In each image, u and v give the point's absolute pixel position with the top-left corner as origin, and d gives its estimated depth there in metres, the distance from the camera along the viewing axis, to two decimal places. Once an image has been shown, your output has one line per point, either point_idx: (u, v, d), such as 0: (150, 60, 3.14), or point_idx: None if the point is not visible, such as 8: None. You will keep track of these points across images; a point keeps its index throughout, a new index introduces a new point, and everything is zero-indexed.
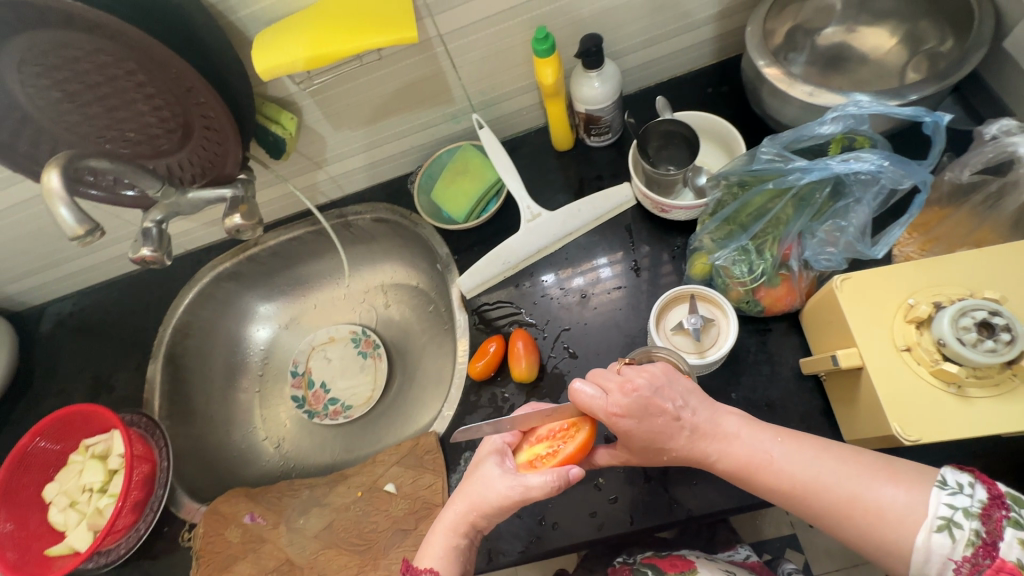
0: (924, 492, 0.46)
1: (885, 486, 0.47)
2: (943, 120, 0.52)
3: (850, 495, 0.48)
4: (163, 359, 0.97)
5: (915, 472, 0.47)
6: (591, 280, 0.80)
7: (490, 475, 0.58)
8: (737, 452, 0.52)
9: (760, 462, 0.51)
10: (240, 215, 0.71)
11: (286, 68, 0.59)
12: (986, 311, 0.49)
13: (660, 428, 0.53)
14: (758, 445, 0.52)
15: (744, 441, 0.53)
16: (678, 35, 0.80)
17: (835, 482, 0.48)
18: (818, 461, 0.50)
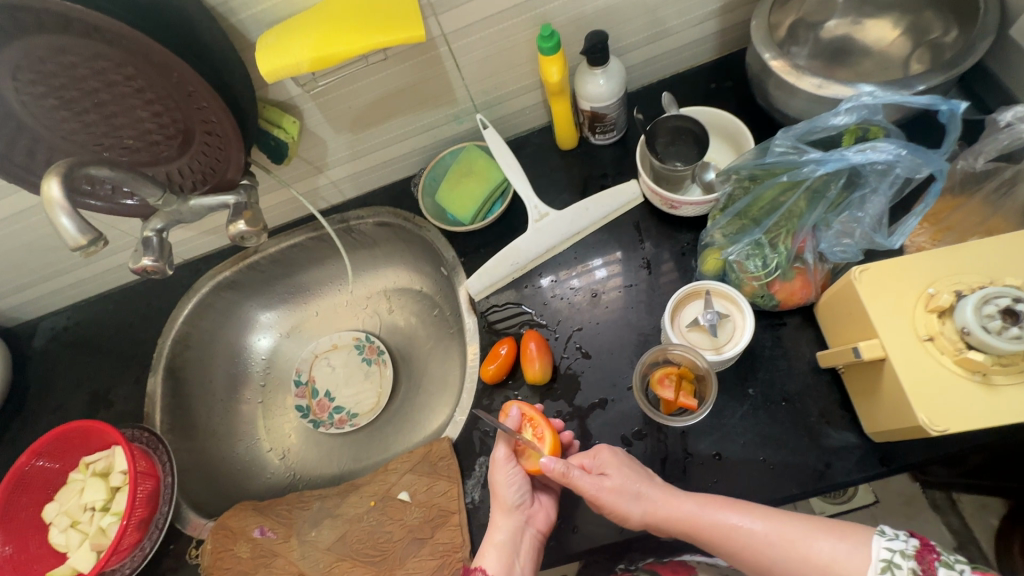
0: (864, 541, 0.51)
1: (821, 541, 0.53)
2: (960, 108, 0.51)
3: (789, 545, 0.54)
4: (163, 372, 0.95)
5: (852, 527, 0.53)
6: (586, 281, 0.79)
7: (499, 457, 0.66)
8: (685, 506, 0.58)
9: (706, 518, 0.57)
10: (245, 221, 0.68)
11: (292, 70, 0.58)
12: (1010, 298, 0.48)
13: (635, 469, 0.61)
14: (698, 505, 0.58)
15: (695, 501, 0.58)
16: (681, 31, 0.80)
17: (780, 537, 0.54)
18: (762, 521, 0.55)
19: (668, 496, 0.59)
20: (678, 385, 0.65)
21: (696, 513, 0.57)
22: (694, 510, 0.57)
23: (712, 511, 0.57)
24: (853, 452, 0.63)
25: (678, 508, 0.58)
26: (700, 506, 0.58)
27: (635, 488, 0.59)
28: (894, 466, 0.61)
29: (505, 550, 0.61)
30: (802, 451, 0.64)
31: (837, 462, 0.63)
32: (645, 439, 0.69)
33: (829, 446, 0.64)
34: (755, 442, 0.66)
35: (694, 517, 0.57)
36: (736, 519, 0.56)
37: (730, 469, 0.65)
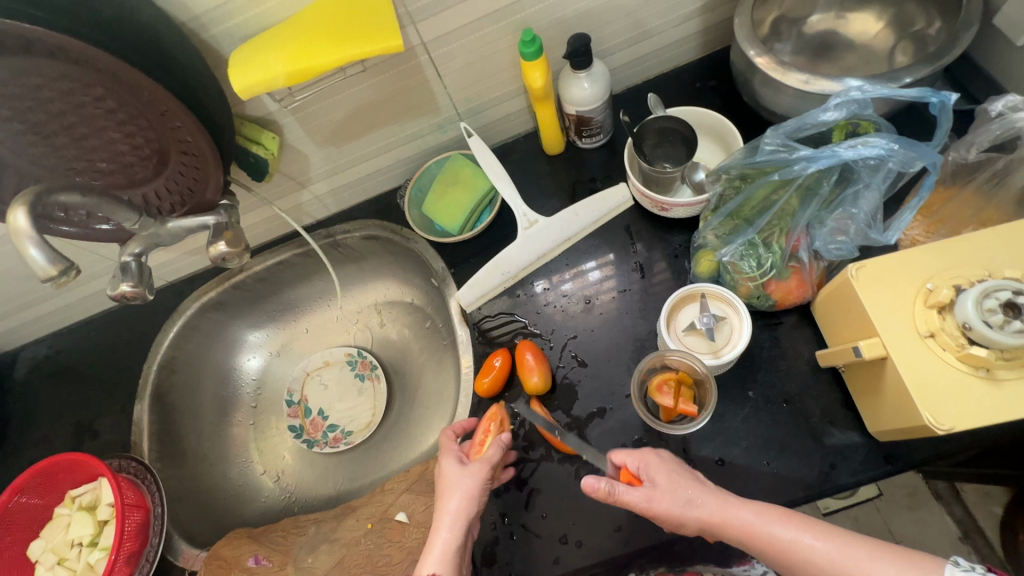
0: (937, 567, 0.47)
1: (882, 564, 0.48)
2: (950, 99, 0.50)
3: (852, 568, 0.49)
4: (150, 398, 0.92)
5: (921, 556, 0.48)
6: (580, 284, 0.78)
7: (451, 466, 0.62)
8: (740, 514, 0.54)
9: (763, 530, 0.53)
10: (225, 242, 0.66)
11: (266, 85, 0.56)
12: (1010, 291, 0.47)
13: (687, 473, 0.59)
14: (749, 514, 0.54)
15: (750, 510, 0.54)
16: (664, 31, 0.79)
17: (845, 556, 0.50)
18: (822, 539, 0.51)
19: (722, 505, 0.55)
20: (677, 391, 0.64)
21: (753, 523, 0.53)
22: (750, 519, 0.54)
23: (770, 520, 0.53)
24: (857, 452, 0.62)
25: (735, 519, 0.54)
26: (757, 516, 0.54)
27: (687, 493, 0.56)
28: (900, 464, 0.60)
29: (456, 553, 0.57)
30: (806, 453, 0.63)
31: (841, 463, 0.62)
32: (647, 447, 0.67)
33: (833, 446, 0.62)
34: (758, 445, 0.64)
35: (752, 530, 0.53)
36: (795, 531, 0.52)
37: (734, 474, 0.64)
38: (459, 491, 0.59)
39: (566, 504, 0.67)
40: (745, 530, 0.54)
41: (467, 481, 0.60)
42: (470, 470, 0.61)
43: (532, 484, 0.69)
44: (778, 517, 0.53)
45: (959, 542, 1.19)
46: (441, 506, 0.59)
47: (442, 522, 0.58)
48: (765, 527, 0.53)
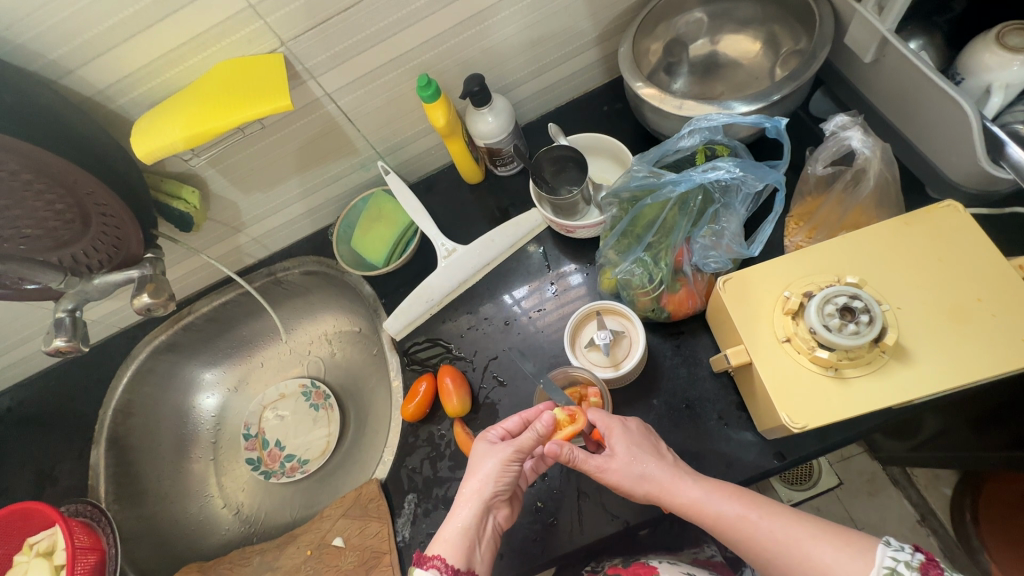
0: (870, 548, 0.49)
1: (818, 547, 0.50)
2: (782, 123, 0.56)
3: (794, 549, 0.51)
4: (106, 443, 0.96)
5: (859, 538, 0.50)
6: (562, 289, 0.81)
7: (483, 447, 0.62)
8: (686, 493, 0.57)
9: (708, 505, 0.55)
10: (148, 294, 0.71)
11: (167, 150, 0.61)
12: (847, 296, 0.52)
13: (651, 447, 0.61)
14: (696, 490, 0.57)
15: (699, 488, 0.57)
16: (563, 62, 0.84)
17: (787, 536, 0.52)
18: (769, 522, 0.53)
19: (673, 479, 0.58)
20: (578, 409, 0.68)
21: (700, 498, 0.56)
22: (699, 497, 0.56)
23: (717, 498, 0.56)
24: (751, 451, 0.65)
25: (682, 496, 0.57)
26: (706, 493, 0.56)
27: (641, 467, 0.58)
28: (788, 459, 0.64)
29: (466, 536, 0.57)
30: (705, 455, 0.66)
31: (737, 462, 0.65)
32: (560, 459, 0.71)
33: (730, 447, 0.66)
34: None
35: (696, 504, 0.56)
36: (745, 508, 0.55)
37: None
38: (479, 471, 0.60)
39: None
40: (690, 507, 0.56)
41: (488, 461, 0.60)
42: (492, 451, 0.61)
43: None
44: (726, 495, 0.56)
45: (916, 525, 1.18)
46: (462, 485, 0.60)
47: (461, 500, 0.59)
48: (714, 504, 0.55)
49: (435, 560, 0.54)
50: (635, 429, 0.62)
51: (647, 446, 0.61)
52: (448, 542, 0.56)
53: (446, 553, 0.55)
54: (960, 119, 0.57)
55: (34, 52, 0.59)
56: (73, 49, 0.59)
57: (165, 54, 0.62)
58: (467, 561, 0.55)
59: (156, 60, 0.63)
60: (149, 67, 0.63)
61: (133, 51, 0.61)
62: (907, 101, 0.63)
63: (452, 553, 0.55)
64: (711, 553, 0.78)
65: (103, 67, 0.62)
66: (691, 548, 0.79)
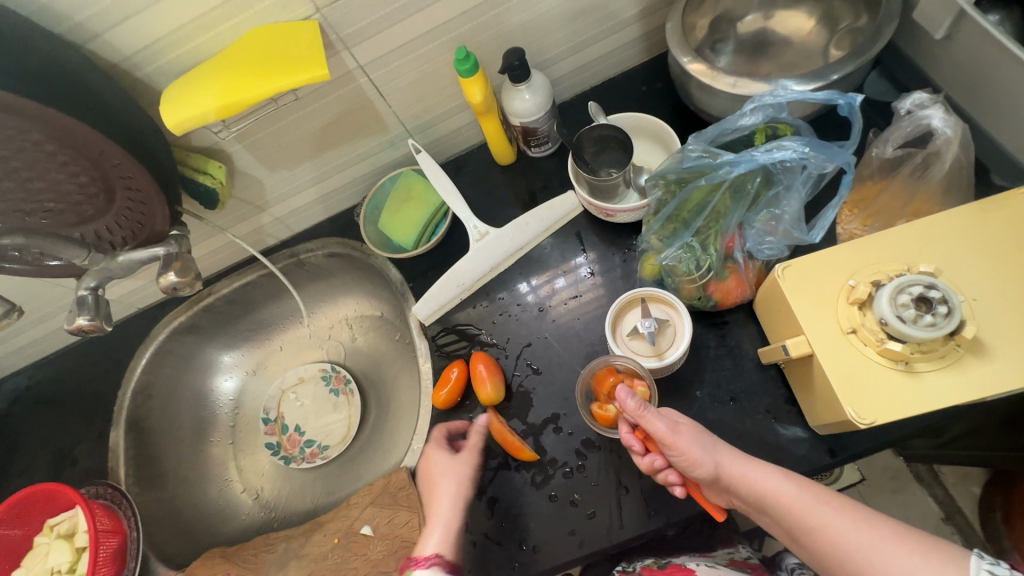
0: (963, 557, 0.46)
1: (900, 553, 0.47)
2: (857, 100, 0.52)
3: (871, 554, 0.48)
4: (126, 425, 0.94)
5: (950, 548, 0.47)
6: (572, 281, 0.79)
7: (441, 459, 0.72)
8: (760, 477, 0.55)
9: (784, 492, 0.53)
10: (175, 272, 0.69)
11: (198, 121, 0.58)
12: (923, 286, 0.49)
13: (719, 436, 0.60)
14: (772, 476, 0.55)
15: (774, 474, 0.55)
16: (603, 38, 0.80)
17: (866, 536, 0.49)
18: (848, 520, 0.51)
19: (745, 461, 0.56)
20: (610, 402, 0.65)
21: (775, 482, 0.54)
22: (773, 481, 0.54)
23: (795, 486, 0.54)
24: (801, 446, 0.63)
25: (755, 479, 0.55)
26: (784, 478, 0.54)
27: (712, 440, 0.58)
28: (841, 456, 0.61)
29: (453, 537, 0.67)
30: (751, 449, 0.64)
31: (786, 458, 0.63)
32: (599, 451, 0.69)
33: (778, 442, 0.64)
34: None
35: (770, 488, 0.54)
36: (823, 503, 0.52)
37: None
38: (446, 484, 0.70)
39: (525, 510, 0.68)
40: (764, 490, 0.54)
41: (458, 469, 0.71)
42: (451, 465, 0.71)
43: (492, 493, 0.70)
44: (803, 483, 0.54)
45: (941, 522, 1.16)
46: (437, 496, 0.70)
47: (444, 500, 0.69)
48: (790, 489, 0.53)
49: (435, 559, 0.65)
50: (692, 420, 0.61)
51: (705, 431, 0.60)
52: (440, 539, 0.67)
53: (439, 551, 0.66)
54: None
55: (58, 13, 0.55)
56: (99, 11, 0.56)
57: (195, 19, 0.59)
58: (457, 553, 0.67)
59: (186, 26, 0.59)
60: (177, 32, 0.59)
61: (162, 15, 0.57)
62: (980, 81, 0.60)
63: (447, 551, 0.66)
64: (746, 555, 0.76)
65: (130, 32, 0.58)
66: (724, 549, 0.76)
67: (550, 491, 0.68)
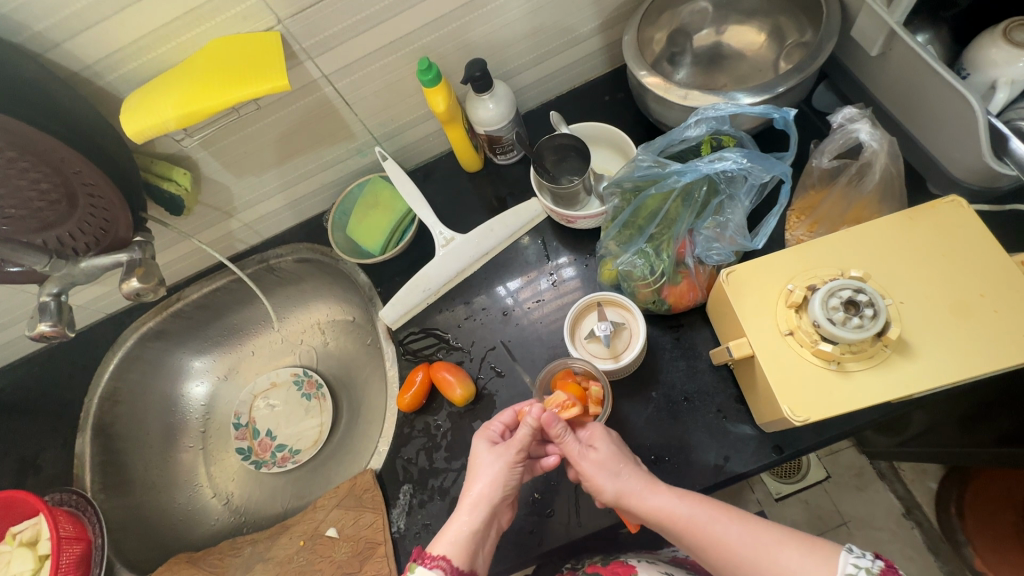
0: (834, 555, 0.49)
1: (782, 555, 0.50)
2: (790, 113, 0.55)
3: (759, 556, 0.51)
4: (92, 431, 0.93)
5: (822, 544, 0.50)
6: (558, 283, 0.80)
7: (481, 449, 0.62)
8: (653, 501, 0.56)
9: (681, 512, 0.55)
10: (138, 278, 0.69)
11: (159, 129, 0.59)
12: (851, 290, 0.52)
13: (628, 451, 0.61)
14: (666, 498, 0.56)
15: (668, 494, 0.56)
16: (565, 50, 0.83)
17: (753, 542, 0.52)
18: (738, 528, 0.53)
19: (649, 481, 0.57)
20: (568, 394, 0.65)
21: (671, 506, 0.55)
22: (668, 503, 0.55)
23: (688, 504, 0.55)
24: (750, 443, 0.65)
25: (651, 501, 0.56)
26: (677, 498, 0.56)
27: (617, 467, 0.58)
28: (786, 453, 0.64)
29: (471, 539, 0.57)
30: (702, 447, 0.66)
31: (735, 455, 0.65)
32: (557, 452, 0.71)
33: (727, 440, 0.66)
34: (659, 443, 0.68)
35: (665, 510, 0.55)
36: (716, 518, 0.54)
37: None
38: (483, 475, 0.60)
39: None
40: (666, 507, 0.55)
41: (495, 462, 0.60)
42: (496, 452, 0.61)
43: (454, 492, 0.72)
44: (694, 502, 0.55)
45: (901, 518, 1.19)
46: (469, 485, 0.60)
47: (464, 503, 0.59)
48: (684, 510, 0.55)
49: (441, 561, 0.54)
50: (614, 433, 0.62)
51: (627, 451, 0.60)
52: (451, 543, 0.56)
53: (448, 554, 0.55)
54: (966, 113, 0.57)
55: (17, 22, 0.56)
56: (58, 21, 0.57)
57: (155, 30, 0.60)
58: (469, 562, 0.56)
59: (146, 36, 0.60)
60: (139, 41, 0.60)
61: (121, 25, 0.58)
62: (912, 96, 0.63)
63: (457, 555, 0.55)
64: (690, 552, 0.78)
65: (89, 42, 0.59)
66: (669, 547, 0.78)
67: None
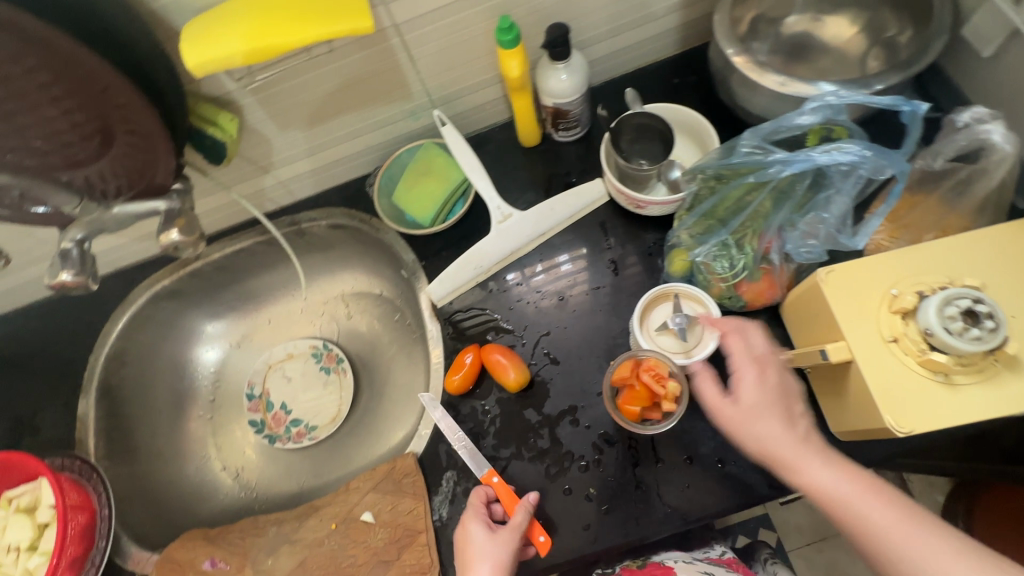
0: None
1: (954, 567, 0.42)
2: (921, 108, 0.52)
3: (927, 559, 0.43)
4: (97, 393, 0.86)
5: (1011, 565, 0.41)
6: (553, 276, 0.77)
7: (478, 536, 0.61)
8: (815, 474, 0.50)
9: (839, 493, 0.48)
10: (178, 230, 0.63)
11: (223, 64, 0.53)
12: (970, 299, 0.49)
13: (787, 399, 0.54)
14: (827, 472, 0.49)
15: (829, 471, 0.49)
16: (643, 24, 0.78)
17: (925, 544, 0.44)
18: (908, 522, 0.45)
19: (797, 453, 0.51)
20: (630, 393, 0.63)
21: (828, 482, 0.49)
22: (826, 479, 0.49)
23: (852, 488, 0.48)
24: None
25: (808, 474, 0.50)
26: (836, 475, 0.49)
27: (754, 427, 0.53)
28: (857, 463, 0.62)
29: None
30: None
31: None
32: (616, 446, 0.67)
33: None
34: (723, 445, 0.65)
35: (820, 484, 0.49)
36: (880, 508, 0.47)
37: (701, 473, 0.65)
38: (485, 562, 0.59)
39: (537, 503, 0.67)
40: (816, 485, 0.49)
41: (496, 549, 0.60)
42: (497, 538, 0.61)
43: (502, 483, 0.68)
44: (860, 483, 0.48)
45: None
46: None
47: None
48: (842, 488, 0.48)
49: None
50: (772, 383, 0.55)
51: (779, 407, 0.53)
52: None
53: None
54: None
55: None
56: None
57: None
58: None
59: None
60: None
61: None
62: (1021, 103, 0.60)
63: None
64: (721, 552, 0.78)
65: None
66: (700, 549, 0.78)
67: (565, 485, 0.67)
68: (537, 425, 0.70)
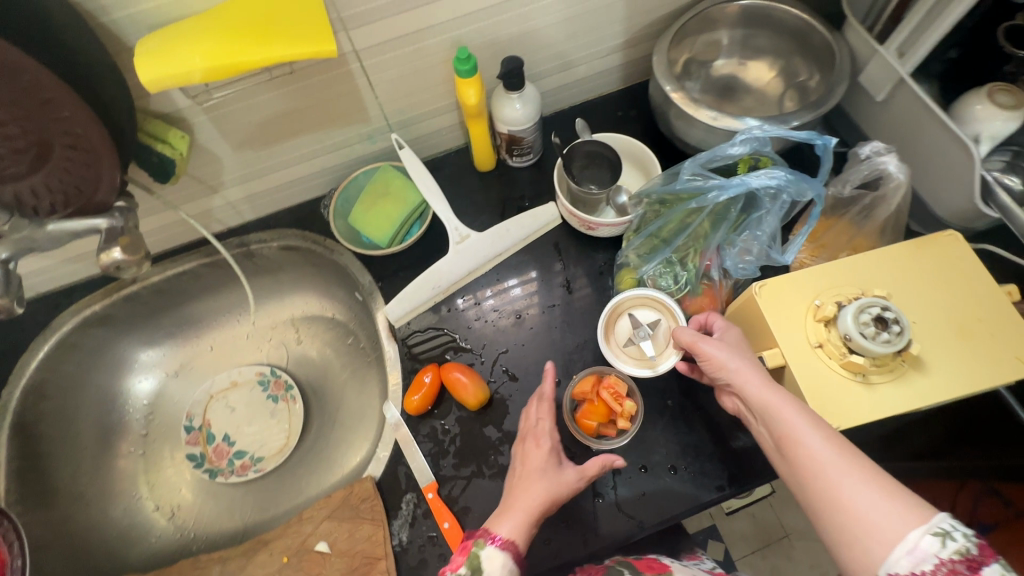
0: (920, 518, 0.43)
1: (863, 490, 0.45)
2: (830, 142, 0.59)
3: (838, 480, 0.47)
4: (11, 430, 0.78)
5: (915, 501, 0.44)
6: (501, 300, 0.79)
7: (543, 450, 0.62)
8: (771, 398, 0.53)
9: (789, 417, 0.51)
10: (121, 249, 0.60)
11: (180, 80, 0.53)
12: (880, 307, 0.56)
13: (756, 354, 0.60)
14: (781, 399, 0.52)
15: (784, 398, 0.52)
16: (589, 61, 0.84)
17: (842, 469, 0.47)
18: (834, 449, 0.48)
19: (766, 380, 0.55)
20: (588, 407, 0.68)
21: (780, 406, 0.52)
22: (779, 403, 0.52)
23: (804, 417, 0.50)
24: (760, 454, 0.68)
25: (766, 398, 0.53)
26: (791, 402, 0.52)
27: (737, 357, 0.58)
28: None
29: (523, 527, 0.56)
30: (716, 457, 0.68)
31: (747, 465, 0.68)
32: (575, 458, 0.69)
33: (738, 451, 0.68)
34: (675, 453, 0.69)
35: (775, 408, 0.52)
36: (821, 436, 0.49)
37: (657, 479, 0.68)
38: (544, 478, 0.59)
39: None
40: (771, 405, 0.52)
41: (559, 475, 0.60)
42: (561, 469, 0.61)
43: (464, 502, 0.68)
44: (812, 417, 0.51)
45: None
46: (526, 485, 0.59)
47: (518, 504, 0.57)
48: (792, 414, 0.51)
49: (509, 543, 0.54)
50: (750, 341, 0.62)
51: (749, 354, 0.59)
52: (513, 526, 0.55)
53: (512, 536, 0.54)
54: (961, 159, 0.64)
55: None
56: None
57: None
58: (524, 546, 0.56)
59: None
60: None
61: None
62: (909, 141, 0.71)
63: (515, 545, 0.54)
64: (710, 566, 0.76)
65: None
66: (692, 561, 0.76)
67: None
68: (497, 441, 0.71)
